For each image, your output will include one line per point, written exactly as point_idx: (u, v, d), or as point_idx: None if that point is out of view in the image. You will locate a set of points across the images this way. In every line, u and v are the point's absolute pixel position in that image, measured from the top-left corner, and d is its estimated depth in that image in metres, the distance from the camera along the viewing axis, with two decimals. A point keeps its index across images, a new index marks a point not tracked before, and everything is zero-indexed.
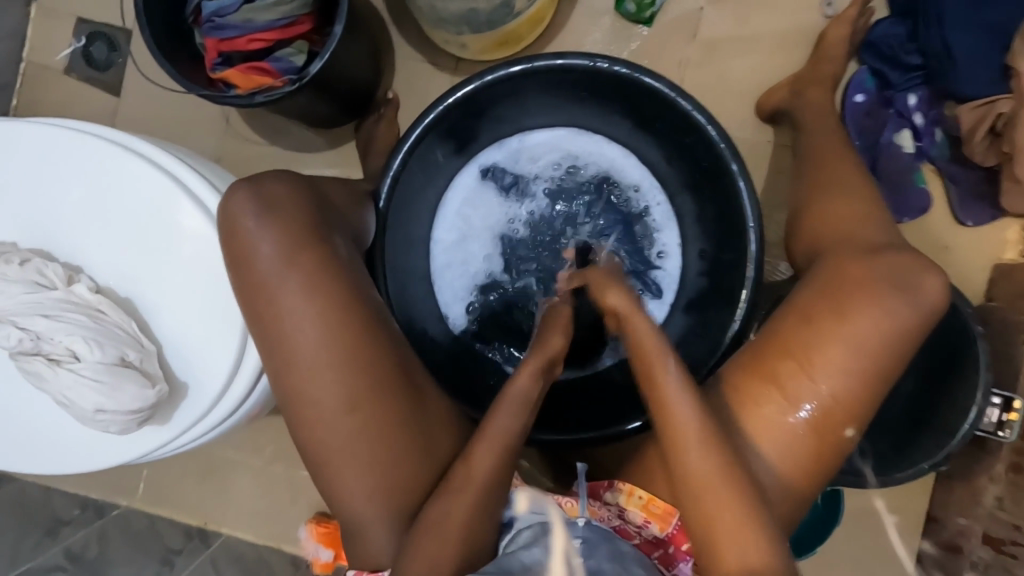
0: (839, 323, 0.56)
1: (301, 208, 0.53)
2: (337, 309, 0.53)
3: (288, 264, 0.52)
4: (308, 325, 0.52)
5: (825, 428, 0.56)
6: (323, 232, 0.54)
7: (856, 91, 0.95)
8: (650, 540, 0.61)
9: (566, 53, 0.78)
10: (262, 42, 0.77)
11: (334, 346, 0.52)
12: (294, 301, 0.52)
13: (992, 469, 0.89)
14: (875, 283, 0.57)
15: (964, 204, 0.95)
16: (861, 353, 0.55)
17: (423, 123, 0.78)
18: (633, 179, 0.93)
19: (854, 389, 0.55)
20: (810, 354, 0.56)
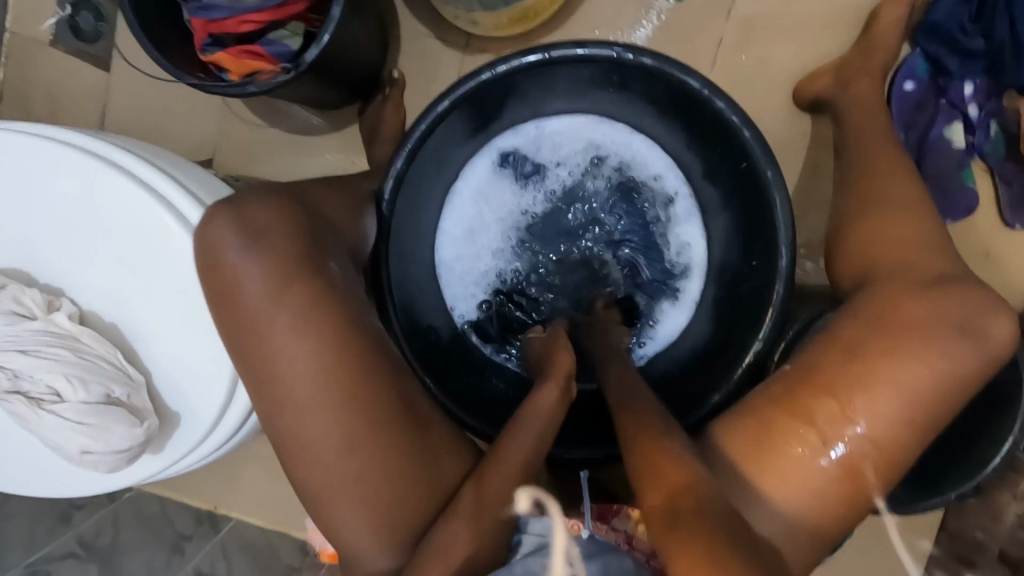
0: (881, 363, 0.51)
1: (291, 235, 0.49)
2: (332, 345, 0.49)
3: (278, 299, 0.48)
4: (303, 362, 0.48)
5: (859, 475, 0.52)
6: (318, 257, 0.50)
7: (907, 78, 0.86)
8: (664, 568, 0.59)
9: (588, 41, 0.70)
10: (255, 23, 0.70)
11: (329, 385, 0.49)
12: (288, 337, 0.48)
13: (1017, 486, 0.86)
14: (927, 322, 0.52)
15: (1017, 206, 0.87)
16: (905, 398, 0.51)
17: (430, 118, 0.72)
18: (656, 173, 0.87)
19: (894, 433, 0.51)
20: (853, 395, 0.52)
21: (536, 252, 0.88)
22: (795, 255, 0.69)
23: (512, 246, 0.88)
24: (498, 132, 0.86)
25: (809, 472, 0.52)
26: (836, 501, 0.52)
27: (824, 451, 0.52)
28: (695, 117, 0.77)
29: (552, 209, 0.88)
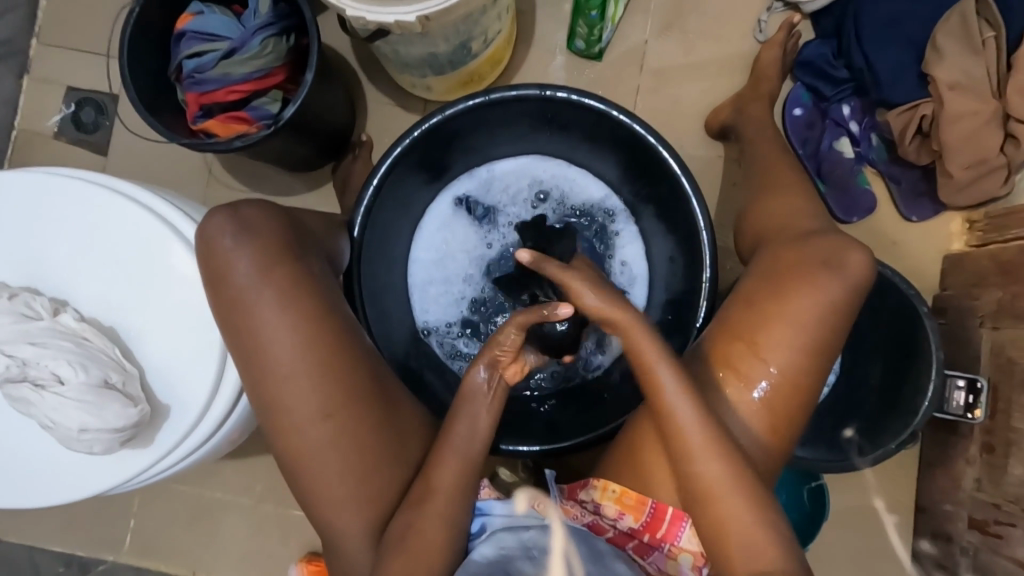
0: (779, 308, 0.63)
1: (276, 230, 0.57)
2: (313, 323, 0.56)
3: (263, 280, 0.55)
4: (285, 337, 0.55)
5: (780, 406, 0.63)
6: (297, 247, 0.58)
7: (794, 106, 1.03)
8: (624, 532, 0.64)
9: (519, 84, 0.84)
10: (240, 92, 0.83)
11: (309, 356, 0.55)
12: (272, 314, 0.55)
13: (967, 451, 0.91)
14: (809, 265, 0.65)
15: (908, 202, 1.00)
16: (802, 330, 0.62)
17: (392, 155, 0.83)
18: (595, 200, 0.99)
19: (798, 365, 0.62)
20: (757, 336, 0.63)
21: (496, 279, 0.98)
22: (716, 247, 0.82)
23: (477, 275, 0.99)
24: (455, 175, 0.98)
25: (737, 411, 0.63)
26: (765, 430, 0.63)
27: (749, 393, 0.63)
28: (619, 146, 0.91)
29: (507, 239, 0.99)
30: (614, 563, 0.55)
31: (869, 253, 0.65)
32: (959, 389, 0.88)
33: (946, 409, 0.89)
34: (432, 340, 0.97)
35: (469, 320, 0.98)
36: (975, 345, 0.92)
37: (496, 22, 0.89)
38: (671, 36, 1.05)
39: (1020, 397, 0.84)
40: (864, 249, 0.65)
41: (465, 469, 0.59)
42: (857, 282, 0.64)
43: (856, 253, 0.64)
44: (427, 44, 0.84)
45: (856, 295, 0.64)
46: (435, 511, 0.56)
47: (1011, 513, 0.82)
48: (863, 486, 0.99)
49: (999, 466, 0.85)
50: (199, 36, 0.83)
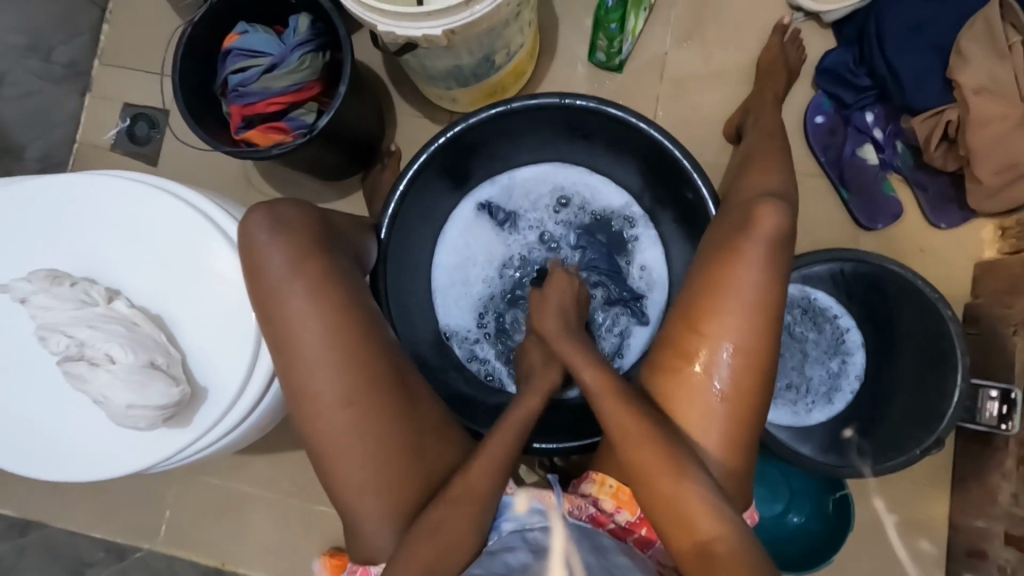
0: (716, 288, 0.63)
1: (309, 226, 0.61)
2: (340, 313, 0.59)
3: (295, 273, 0.59)
4: (312, 325, 0.59)
5: (742, 388, 0.62)
6: (326, 241, 0.62)
7: (816, 113, 1.03)
8: (623, 526, 0.64)
9: (539, 94, 0.88)
10: (279, 104, 0.90)
11: (335, 345, 0.59)
12: (303, 304, 0.59)
13: (1001, 465, 0.88)
14: (729, 237, 0.65)
15: (936, 208, 0.99)
16: (744, 307, 0.62)
17: (417, 162, 0.87)
18: (614, 206, 1.01)
19: (751, 337, 0.62)
20: (699, 315, 0.64)
21: (514, 283, 1.02)
22: None
23: (498, 279, 1.02)
24: (478, 182, 1.02)
25: (699, 396, 0.63)
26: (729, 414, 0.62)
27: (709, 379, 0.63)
28: (637, 152, 0.93)
29: (527, 244, 1.02)
30: (613, 554, 0.58)
31: (779, 216, 0.63)
32: (992, 399, 0.86)
33: (979, 419, 0.87)
34: (454, 340, 1.01)
35: (490, 322, 1.02)
36: (1008, 355, 0.90)
37: (518, 35, 0.92)
38: (691, 47, 1.07)
39: None
40: (784, 214, 0.64)
41: (490, 466, 0.62)
42: (786, 248, 0.64)
43: (767, 215, 0.63)
44: (452, 58, 0.88)
45: (784, 261, 0.64)
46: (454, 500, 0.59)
47: None
48: (894, 501, 0.96)
49: None
50: (242, 52, 0.89)
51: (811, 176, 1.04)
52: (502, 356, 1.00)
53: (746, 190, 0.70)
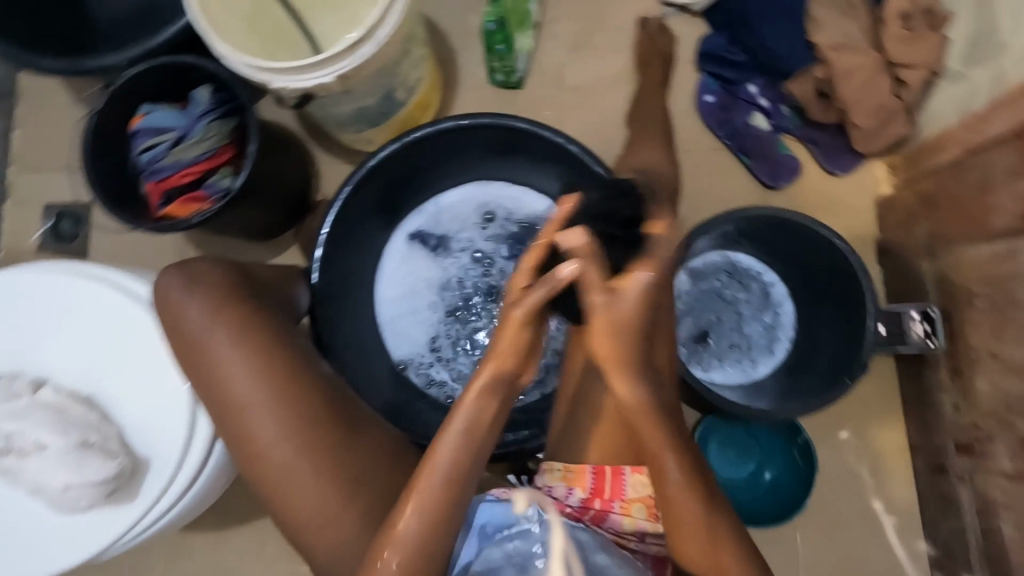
0: None
1: (223, 275, 0.63)
2: (265, 351, 0.60)
3: (213, 321, 0.60)
4: (239, 367, 0.60)
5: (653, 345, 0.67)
6: (247, 288, 0.64)
7: (705, 93, 1.11)
8: (579, 506, 0.64)
9: (437, 120, 0.93)
10: (194, 174, 0.93)
11: (265, 382, 0.59)
12: (230, 351, 0.60)
13: (938, 379, 0.93)
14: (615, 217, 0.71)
15: (830, 157, 1.07)
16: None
17: (335, 204, 0.91)
18: (537, 212, 1.06)
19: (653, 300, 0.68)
20: None
21: (458, 303, 1.05)
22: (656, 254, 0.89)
23: (441, 303, 1.05)
24: (405, 215, 1.06)
25: None
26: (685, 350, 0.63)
27: None
28: (545, 157, 0.98)
29: (463, 264, 1.06)
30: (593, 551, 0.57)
31: (640, 187, 0.70)
32: (915, 321, 0.90)
33: (910, 342, 0.91)
34: (410, 369, 1.03)
35: (441, 345, 1.04)
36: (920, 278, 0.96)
37: (414, 70, 0.98)
38: (582, 55, 1.15)
39: (970, 315, 0.86)
40: (642, 185, 0.71)
41: (464, 441, 0.57)
42: (654, 213, 0.70)
43: (630, 188, 0.70)
44: (351, 101, 0.92)
45: (656, 224, 0.70)
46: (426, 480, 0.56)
47: (989, 429, 0.84)
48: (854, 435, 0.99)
49: (969, 386, 0.87)
50: (149, 131, 0.92)
51: (714, 151, 1.11)
52: (460, 376, 1.03)
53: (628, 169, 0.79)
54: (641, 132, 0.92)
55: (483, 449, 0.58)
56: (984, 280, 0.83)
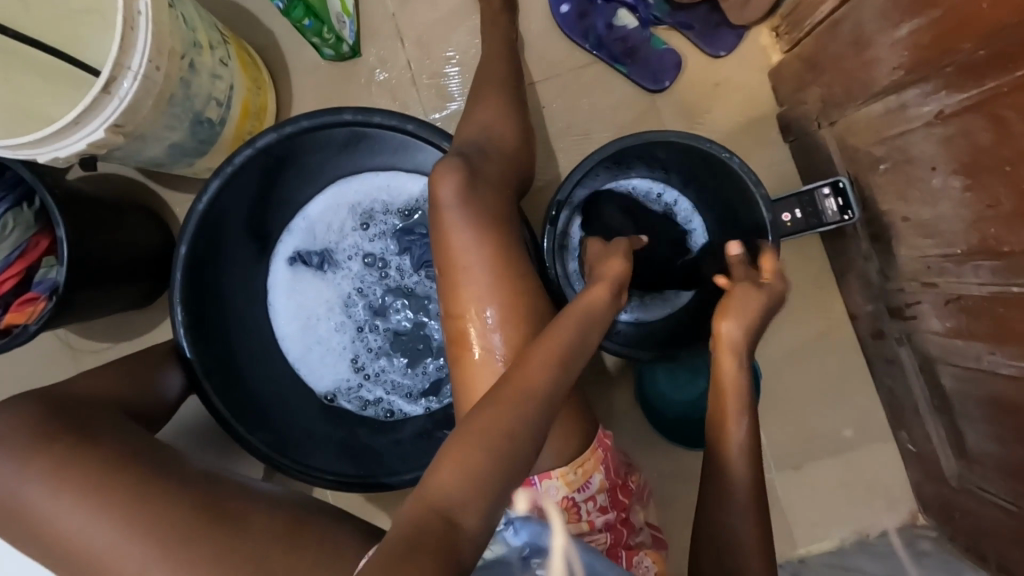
0: (456, 270, 0.64)
1: (30, 417, 0.59)
2: (94, 482, 0.55)
3: (27, 472, 0.55)
4: (74, 512, 0.54)
5: (520, 338, 0.63)
6: (61, 425, 0.59)
7: (559, 3, 0.96)
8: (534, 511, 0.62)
9: (254, 138, 0.81)
10: (13, 277, 0.81)
11: (110, 515, 0.53)
12: (59, 507, 0.54)
13: (860, 249, 0.89)
14: (439, 220, 0.65)
15: (709, 40, 0.95)
16: (477, 271, 0.63)
17: (179, 265, 0.81)
18: (415, 194, 0.95)
19: (504, 296, 0.63)
20: (455, 301, 0.64)
21: (363, 316, 0.97)
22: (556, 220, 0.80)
23: (347, 321, 0.97)
24: (275, 240, 0.95)
25: (487, 369, 0.63)
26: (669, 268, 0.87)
27: (490, 354, 0.63)
28: (391, 142, 0.88)
29: (356, 274, 0.97)
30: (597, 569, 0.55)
31: (453, 175, 0.64)
32: (828, 196, 0.83)
33: (827, 222, 0.85)
34: (336, 398, 0.95)
35: (361, 365, 0.97)
36: (822, 148, 0.88)
37: (219, 81, 0.82)
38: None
39: (877, 179, 0.80)
40: (457, 170, 0.65)
41: (532, 387, 0.56)
42: (478, 196, 0.65)
43: (442, 180, 0.64)
44: (154, 140, 0.78)
45: (489, 205, 0.66)
46: (510, 396, 0.55)
47: (914, 291, 0.81)
48: (792, 324, 0.97)
49: (889, 250, 0.83)
50: None
51: (583, 66, 0.98)
52: (394, 388, 0.96)
53: (473, 138, 0.73)
54: (488, 80, 0.80)
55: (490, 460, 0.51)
56: (881, 141, 0.76)
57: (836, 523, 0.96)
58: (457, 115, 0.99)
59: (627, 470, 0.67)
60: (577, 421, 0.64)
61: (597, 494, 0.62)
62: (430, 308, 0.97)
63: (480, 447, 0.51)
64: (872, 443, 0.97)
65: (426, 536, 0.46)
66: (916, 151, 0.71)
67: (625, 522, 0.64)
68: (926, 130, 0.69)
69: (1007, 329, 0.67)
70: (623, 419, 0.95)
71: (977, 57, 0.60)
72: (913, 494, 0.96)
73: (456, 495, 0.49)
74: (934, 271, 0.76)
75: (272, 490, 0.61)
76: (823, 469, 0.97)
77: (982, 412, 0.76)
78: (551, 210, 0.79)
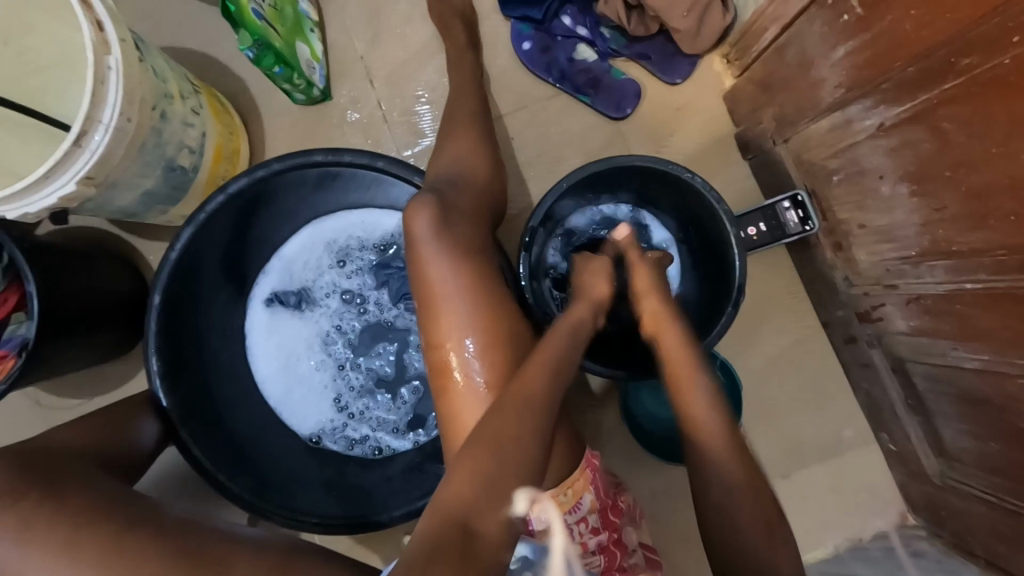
0: (435, 301, 0.65)
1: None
2: (72, 536, 0.54)
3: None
4: (46, 569, 0.52)
5: (499, 362, 0.64)
6: (33, 478, 0.57)
7: (521, 41, 1.01)
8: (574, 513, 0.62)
9: (227, 183, 0.82)
10: None
11: (85, 569, 0.52)
12: (32, 569, 0.52)
13: (825, 258, 0.92)
14: (418, 253, 0.66)
15: (666, 68, 1.00)
16: (449, 298, 0.64)
17: (153, 313, 0.80)
18: (391, 229, 0.96)
19: (482, 323, 0.64)
20: (436, 331, 0.65)
21: (344, 353, 0.97)
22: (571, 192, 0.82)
23: (328, 359, 0.96)
24: (252, 282, 0.95)
25: (471, 399, 0.63)
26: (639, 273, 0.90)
27: (474, 384, 0.63)
28: (365, 178, 0.89)
29: (334, 311, 0.97)
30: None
31: (427, 209, 0.66)
32: (788, 209, 0.87)
33: (790, 233, 0.89)
34: (319, 438, 0.93)
35: (345, 403, 0.95)
36: (779, 165, 0.93)
37: (191, 128, 0.83)
38: (380, 42, 1.03)
39: (833, 191, 0.84)
40: (430, 205, 0.66)
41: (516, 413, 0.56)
42: (452, 228, 0.67)
43: (416, 216, 0.66)
44: (127, 189, 0.79)
45: (463, 236, 0.67)
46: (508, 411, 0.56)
47: (879, 294, 0.84)
48: (769, 334, 1.00)
49: (851, 257, 0.86)
50: None
51: (549, 98, 1.02)
52: (380, 424, 0.95)
53: (446, 170, 0.75)
54: (457, 115, 0.83)
55: (475, 490, 0.52)
56: (834, 154, 0.81)
57: (829, 529, 0.97)
58: (429, 149, 1.02)
59: (616, 490, 0.68)
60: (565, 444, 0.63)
61: (589, 514, 0.62)
62: (411, 340, 0.97)
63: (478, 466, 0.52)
64: (856, 446, 0.99)
65: (441, 554, 0.46)
66: (866, 161, 0.75)
67: (618, 543, 0.64)
68: (872, 142, 0.73)
69: (969, 325, 0.70)
70: (611, 440, 0.95)
71: (909, 73, 0.64)
72: (900, 495, 0.97)
73: (470, 519, 0.50)
74: (895, 274, 0.79)
75: (252, 535, 0.60)
76: (810, 475, 0.98)
77: (954, 407, 0.79)
78: (525, 236, 0.81)
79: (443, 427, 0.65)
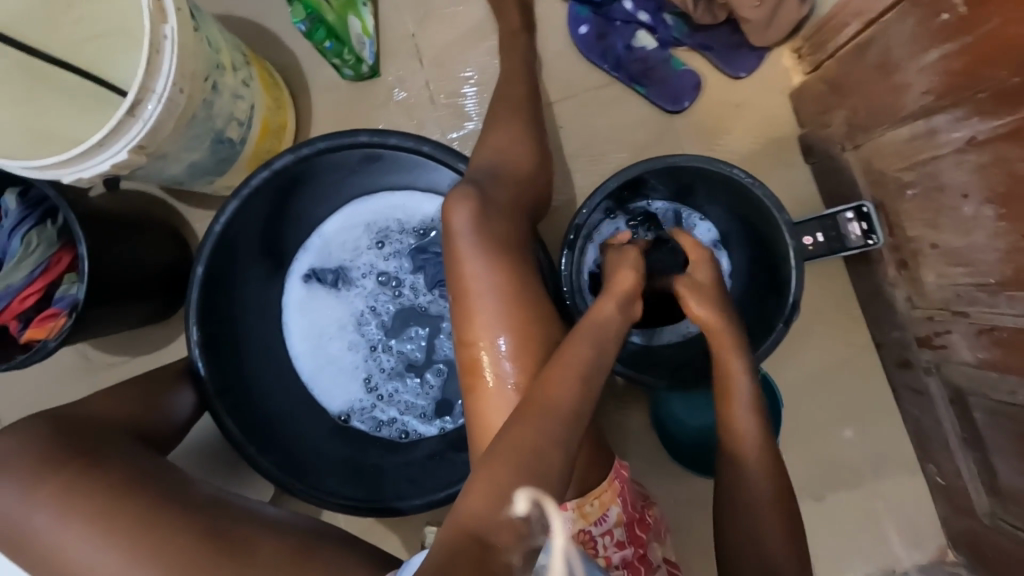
0: (471, 298, 0.63)
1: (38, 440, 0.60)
2: (110, 507, 0.56)
3: (30, 502, 0.56)
4: (77, 539, 0.54)
5: (532, 364, 0.62)
6: (72, 450, 0.59)
7: (577, 25, 0.96)
8: (601, 526, 0.60)
9: (271, 160, 0.82)
10: (34, 293, 0.83)
11: (114, 542, 0.54)
12: (68, 536, 0.55)
13: (885, 275, 0.86)
14: (457, 248, 0.64)
15: (730, 61, 0.94)
16: (486, 295, 0.63)
17: (195, 283, 0.82)
18: (430, 213, 0.95)
19: (517, 323, 0.62)
20: (471, 328, 0.63)
21: (376, 335, 0.97)
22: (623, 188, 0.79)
23: (360, 340, 0.97)
24: (291, 257, 0.96)
25: (501, 399, 0.62)
26: None
27: (505, 384, 0.62)
28: (408, 161, 0.87)
29: (369, 292, 0.97)
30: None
31: (469, 203, 0.64)
32: (850, 221, 0.81)
33: (849, 246, 0.83)
34: (347, 417, 0.94)
35: (374, 384, 0.96)
36: (845, 172, 0.86)
37: (240, 101, 0.83)
38: (431, 20, 1.00)
39: (904, 206, 0.78)
40: (472, 199, 0.64)
41: (550, 421, 0.55)
42: (492, 223, 0.65)
43: (456, 209, 0.64)
44: (176, 160, 0.79)
45: (504, 233, 0.65)
46: (535, 419, 0.55)
47: (943, 320, 0.78)
48: (815, 349, 0.95)
49: (918, 277, 0.80)
50: None
51: (601, 86, 0.98)
52: (408, 408, 0.95)
53: (490, 160, 0.73)
54: (505, 102, 0.80)
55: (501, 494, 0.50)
56: (910, 166, 0.74)
57: (860, 558, 0.92)
58: (474, 134, 0.99)
59: (644, 504, 0.66)
60: (594, 453, 0.62)
61: (615, 527, 0.61)
62: (443, 328, 0.96)
63: (513, 467, 0.51)
64: (898, 476, 0.93)
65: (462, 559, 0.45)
66: (946, 178, 0.69)
67: (643, 559, 0.62)
68: (957, 157, 0.67)
69: None
70: (639, 443, 0.93)
71: (1011, 83, 0.58)
72: (942, 530, 0.91)
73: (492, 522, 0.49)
74: (965, 301, 0.73)
75: (275, 514, 0.61)
76: (844, 500, 0.94)
77: (1014, 448, 0.73)
78: (569, 233, 0.79)
79: (471, 423, 0.64)
